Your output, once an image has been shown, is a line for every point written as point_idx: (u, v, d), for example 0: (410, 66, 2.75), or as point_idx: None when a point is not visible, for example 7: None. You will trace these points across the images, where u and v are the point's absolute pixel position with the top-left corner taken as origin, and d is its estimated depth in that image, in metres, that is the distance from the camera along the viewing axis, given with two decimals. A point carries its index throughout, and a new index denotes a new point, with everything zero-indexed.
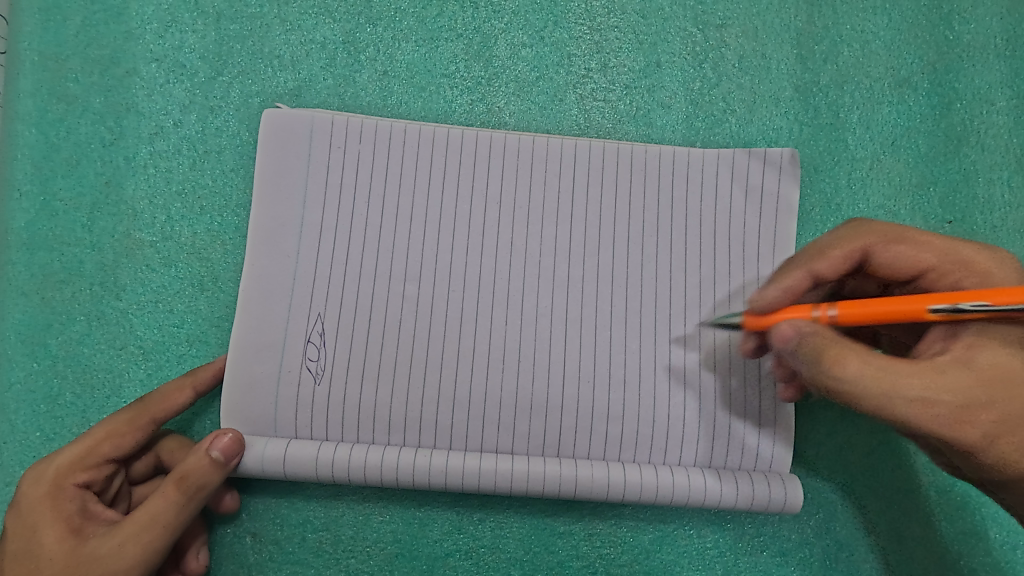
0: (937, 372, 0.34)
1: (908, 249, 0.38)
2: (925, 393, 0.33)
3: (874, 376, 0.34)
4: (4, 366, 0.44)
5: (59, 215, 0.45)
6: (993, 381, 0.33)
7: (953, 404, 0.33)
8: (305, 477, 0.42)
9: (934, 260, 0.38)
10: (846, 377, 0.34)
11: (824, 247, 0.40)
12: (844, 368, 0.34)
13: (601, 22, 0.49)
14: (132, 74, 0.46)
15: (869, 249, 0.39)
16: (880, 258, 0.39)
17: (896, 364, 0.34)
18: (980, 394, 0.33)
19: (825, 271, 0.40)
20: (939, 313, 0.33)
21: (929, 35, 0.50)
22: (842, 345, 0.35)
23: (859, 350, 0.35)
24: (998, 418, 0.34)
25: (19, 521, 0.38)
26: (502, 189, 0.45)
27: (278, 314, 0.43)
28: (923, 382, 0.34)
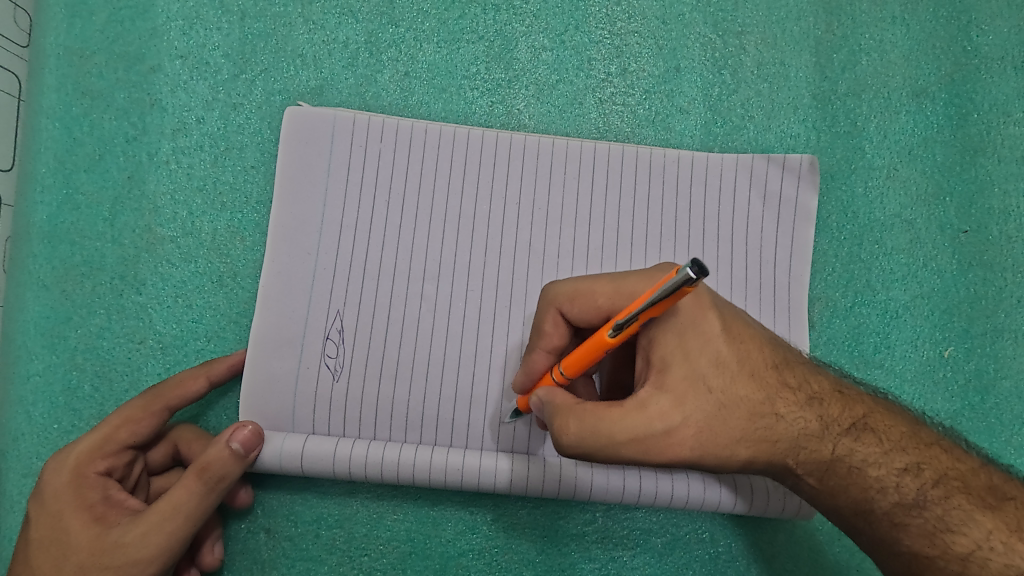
0: (642, 411, 0.33)
1: (586, 293, 0.37)
2: (635, 434, 0.33)
3: (589, 429, 0.34)
4: (24, 357, 0.44)
5: (80, 209, 0.46)
6: (681, 394, 0.34)
7: (674, 429, 0.33)
8: (322, 474, 0.42)
9: (608, 304, 0.36)
10: (574, 437, 0.34)
11: (537, 323, 0.39)
12: (568, 427, 0.34)
13: (621, 27, 0.49)
14: (156, 70, 0.47)
15: (561, 310, 0.38)
16: (576, 317, 0.37)
17: (606, 414, 0.33)
18: (680, 417, 0.33)
19: (558, 343, 0.38)
20: (613, 331, 0.34)
21: (948, 45, 0.50)
22: (568, 412, 0.35)
23: (578, 408, 0.34)
24: (697, 430, 0.34)
25: (43, 509, 0.38)
26: (521, 190, 0.45)
27: (297, 310, 0.43)
28: (633, 424, 0.33)
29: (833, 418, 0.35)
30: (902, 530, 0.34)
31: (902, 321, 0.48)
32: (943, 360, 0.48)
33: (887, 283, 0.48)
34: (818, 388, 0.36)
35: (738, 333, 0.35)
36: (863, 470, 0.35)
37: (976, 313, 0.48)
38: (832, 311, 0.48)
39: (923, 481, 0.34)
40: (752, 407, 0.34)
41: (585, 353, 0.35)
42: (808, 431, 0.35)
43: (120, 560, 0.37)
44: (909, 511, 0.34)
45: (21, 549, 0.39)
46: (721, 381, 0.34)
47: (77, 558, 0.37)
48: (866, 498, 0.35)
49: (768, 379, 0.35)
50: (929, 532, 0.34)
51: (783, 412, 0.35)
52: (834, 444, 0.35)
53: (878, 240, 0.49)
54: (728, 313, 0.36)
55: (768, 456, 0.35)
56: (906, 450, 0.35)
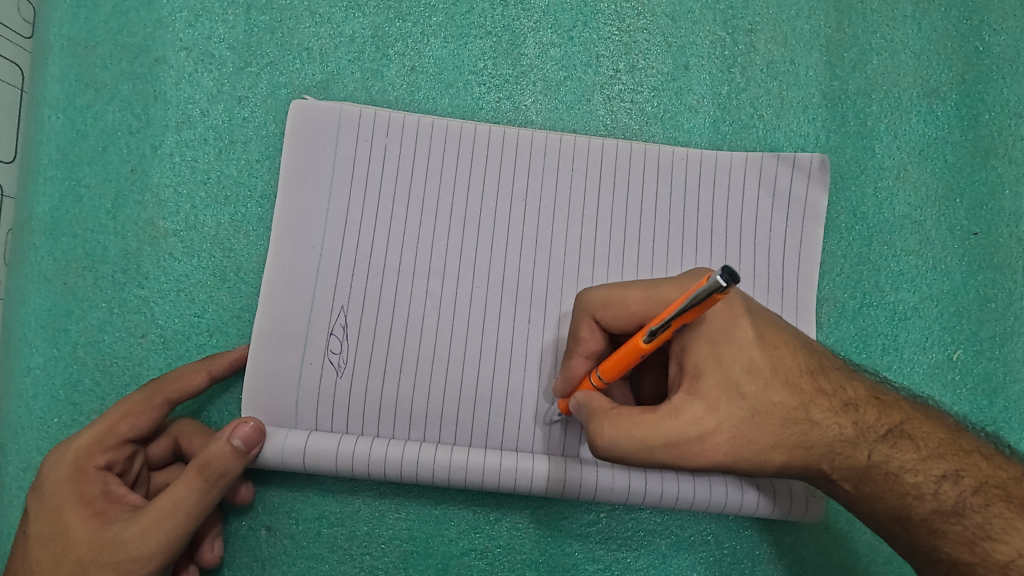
0: (676, 417, 0.35)
1: (619, 299, 0.38)
2: (669, 438, 0.34)
3: (626, 434, 0.35)
4: (24, 350, 0.44)
5: (83, 201, 0.45)
6: (715, 400, 0.35)
7: (707, 435, 0.35)
8: (325, 470, 0.41)
9: (640, 311, 0.37)
10: (610, 442, 0.35)
11: (573, 330, 0.40)
12: (602, 431, 0.35)
13: (630, 23, 0.49)
14: (161, 62, 0.46)
15: (596, 317, 0.39)
16: (610, 324, 0.38)
17: (642, 419, 0.35)
18: (714, 423, 0.35)
19: (596, 348, 0.39)
20: (647, 336, 0.34)
21: (960, 45, 0.49)
22: (603, 416, 0.36)
23: (613, 413, 0.36)
24: (729, 436, 0.35)
25: (42, 504, 0.38)
26: (527, 186, 0.45)
27: (301, 305, 0.43)
28: (667, 429, 0.34)
29: (870, 425, 0.36)
30: (941, 537, 0.35)
31: (911, 323, 0.48)
32: (952, 363, 0.47)
33: (897, 284, 0.48)
34: (853, 394, 0.37)
35: (772, 341, 0.36)
36: (900, 476, 0.36)
37: (986, 316, 0.48)
38: (840, 313, 0.48)
39: (963, 488, 0.35)
40: (786, 413, 0.36)
41: (621, 359, 0.36)
42: (844, 437, 0.36)
43: (120, 556, 0.36)
44: (948, 518, 0.35)
45: (20, 545, 0.38)
46: (754, 387, 0.35)
47: (76, 554, 0.37)
48: (904, 503, 0.36)
49: (803, 386, 0.36)
50: (969, 538, 0.34)
51: (818, 418, 0.36)
52: (869, 449, 0.36)
53: (887, 241, 0.48)
54: (761, 321, 0.37)
55: (802, 460, 0.36)
56: (945, 457, 0.36)
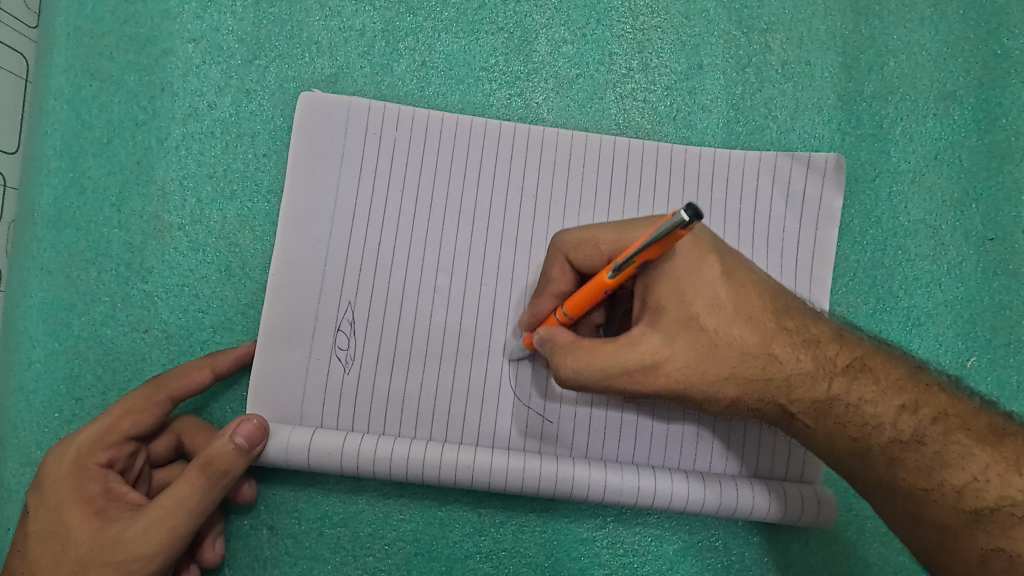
0: (633, 347, 0.35)
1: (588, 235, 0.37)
2: (625, 368, 0.35)
3: (585, 363, 0.35)
4: (26, 344, 0.43)
5: (87, 193, 0.45)
6: (673, 333, 0.35)
7: (662, 362, 0.35)
8: (329, 469, 0.41)
9: (609, 250, 0.37)
10: (570, 372, 0.36)
11: (545, 270, 0.39)
12: (565, 364, 0.36)
13: (643, 21, 0.48)
14: (168, 54, 0.46)
15: (568, 256, 0.38)
16: (582, 265, 0.38)
17: (600, 350, 0.35)
18: (670, 353, 0.35)
19: (565, 288, 0.39)
20: (612, 272, 0.35)
21: (977, 49, 0.49)
22: (565, 349, 0.36)
23: (574, 345, 0.36)
24: (683, 365, 0.35)
25: (41, 501, 0.37)
26: (538, 183, 0.44)
27: (307, 300, 0.42)
28: (624, 358, 0.35)
29: (832, 361, 0.36)
30: (900, 466, 0.35)
31: (925, 329, 0.47)
32: (965, 370, 0.47)
33: (910, 289, 0.47)
34: (818, 333, 0.37)
35: (739, 278, 0.36)
36: (858, 407, 0.36)
37: (1001, 323, 0.47)
38: (853, 318, 0.47)
39: (921, 419, 0.35)
40: (744, 346, 0.36)
41: (587, 296, 0.36)
42: (803, 371, 0.36)
43: (121, 556, 0.36)
44: (905, 447, 0.35)
45: (18, 542, 0.37)
46: (714, 321, 0.35)
47: (76, 552, 0.36)
48: (863, 432, 0.36)
49: (765, 323, 0.36)
50: (924, 465, 0.34)
51: (779, 352, 0.36)
52: (829, 385, 0.36)
53: (901, 245, 0.48)
54: (730, 261, 0.36)
55: (758, 392, 0.36)
56: (904, 389, 0.36)
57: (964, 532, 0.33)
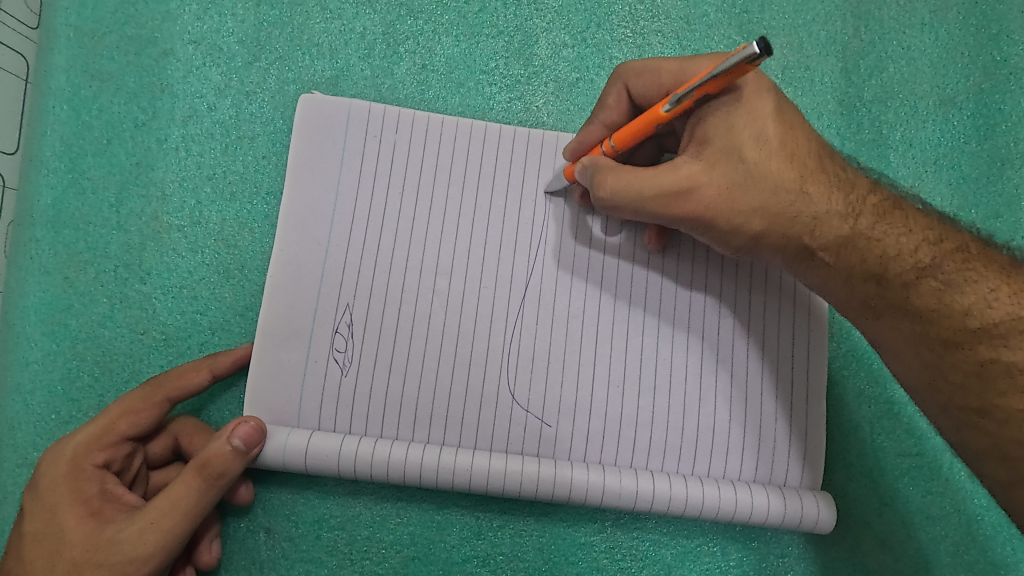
0: (674, 171, 0.37)
1: (652, 77, 0.40)
2: (663, 187, 0.37)
3: (625, 183, 0.37)
4: (23, 345, 0.43)
5: (86, 194, 0.44)
6: (714, 160, 0.37)
7: (698, 187, 0.37)
8: (326, 471, 0.41)
9: (671, 83, 0.39)
10: (609, 191, 0.38)
11: (602, 98, 0.42)
12: (605, 183, 0.38)
13: (644, 25, 0.48)
14: (169, 55, 0.46)
15: (627, 85, 0.41)
16: (638, 94, 0.40)
17: (643, 171, 0.37)
18: (707, 179, 0.37)
19: (616, 117, 0.41)
20: (668, 105, 0.36)
21: (977, 55, 0.49)
22: (608, 170, 0.38)
23: (618, 167, 0.38)
24: (718, 191, 0.37)
25: (37, 502, 0.37)
26: (537, 185, 0.44)
27: (306, 302, 0.42)
28: (664, 181, 0.37)
29: (862, 199, 0.38)
30: (914, 289, 0.37)
31: None
32: None
33: None
34: (853, 178, 0.38)
35: (787, 120, 0.37)
36: (881, 240, 0.37)
37: None
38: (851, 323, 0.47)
39: (942, 249, 0.37)
40: (778, 181, 0.37)
41: (639, 126, 0.38)
42: (834, 210, 0.37)
43: (116, 557, 0.36)
44: (923, 272, 0.37)
45: (13, 543, 0.37)
46: (756, 155, 0.37)
47: (71, 554, 0.36)
48: (882, 262, 0.37)
49: (805, 162, 0.37)
50: (937, 287, 0.37)
51: (812, 191, 0.37)
52: (856, 221, 0.37)
53: None
54: (783, 104, 0.37)
55: (782, 229, 0.37)
56: (929, 226, 0.38)
57: (968, 345, 0.36)
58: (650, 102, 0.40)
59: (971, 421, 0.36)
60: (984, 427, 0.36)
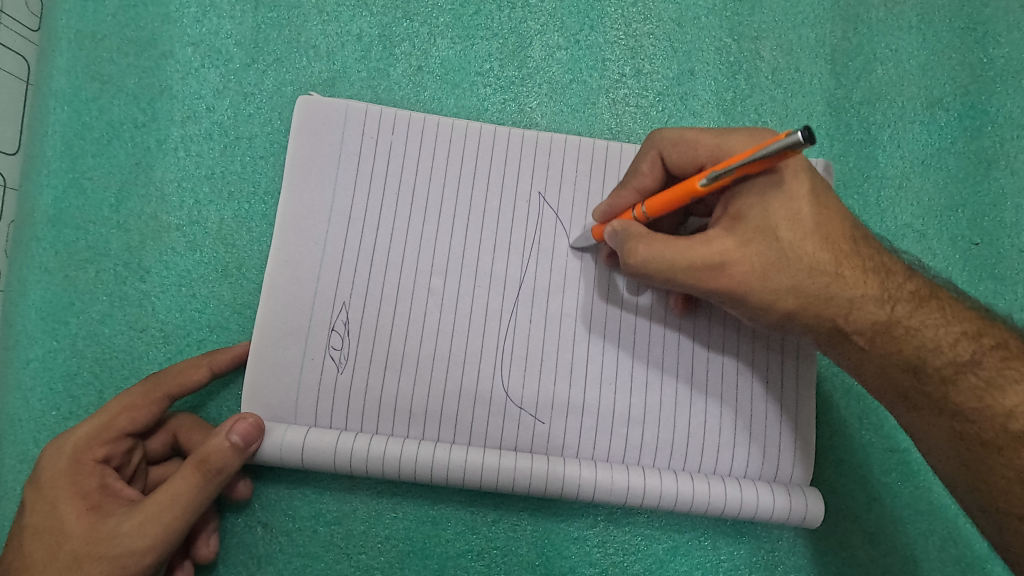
0: (707, 245, 0.36)
1: (688, 147, 0.39)
2: (694, 262, 0.36)
3: (656, 253, 0.37)
4: (23, 342, 0.44)
5: (86, 193, 0.45)
6: (747, 238, 0.36)
7: (729, 263, 0.36)
8: (323, 467, 0.41)
9: (706, 156, 0.39)
10: (640, 260, 0.37)
11: (635, 165, 0.41)
12: (636, 251, 0.37)
13: (636, 28, 0.49)
14: (168, 57, 0.46)
15: (661, 153, 0.40)
16: (673, 162, 0.40)
17: (675, 242, 0.37)
18: (740, 255, 0.36)
19: (649, 184, 0.41)
20: (706, 180, 0.36)
21: (964, 57, 0.50)
22: (639, 238, 0.38)
23: (650, 235, 0.38)
24: (750, 268, 0.36)
25: (38, 496, 0.38)
26: (531, 186, 0.45)
27: (303, 300, 0.43)
28: (696, 254, 0.36)
29: (899, 287, 0.37)
30: (953, 386, 0.36)
31: None
32: None
33: None
34: (889, 264, 0.37)
35: (823, 201, 0.37)
36: (920, 331, 0.37)
37: None
38: None
39: (981, 345, 0.36)
40: (813, 263, 0.36)
41: (672, 196, 0.38)
42: (870, 294, 0.37)
43: (116, 550, 0.36)
44: (961, 368, 0.36)
45: (14, 536, 0.38)
46: (791, 234, 0.36)
47: (71, 546, 0.36)
48: (918, 353, 0.37)
49: (841, 245, 0.37)
50: (978, 386, 0.36)
51: (847, 273, 0.36)
52: (893, 308, 0.37)
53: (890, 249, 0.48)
54: (821, 186, 0.37)
55: (816, 310, 0.37)
56: (966, 320, 0.37)
57: (1011, 449, 0.35)
58: (683, 172, 0.40)
59: (1010, 525, 0.35)
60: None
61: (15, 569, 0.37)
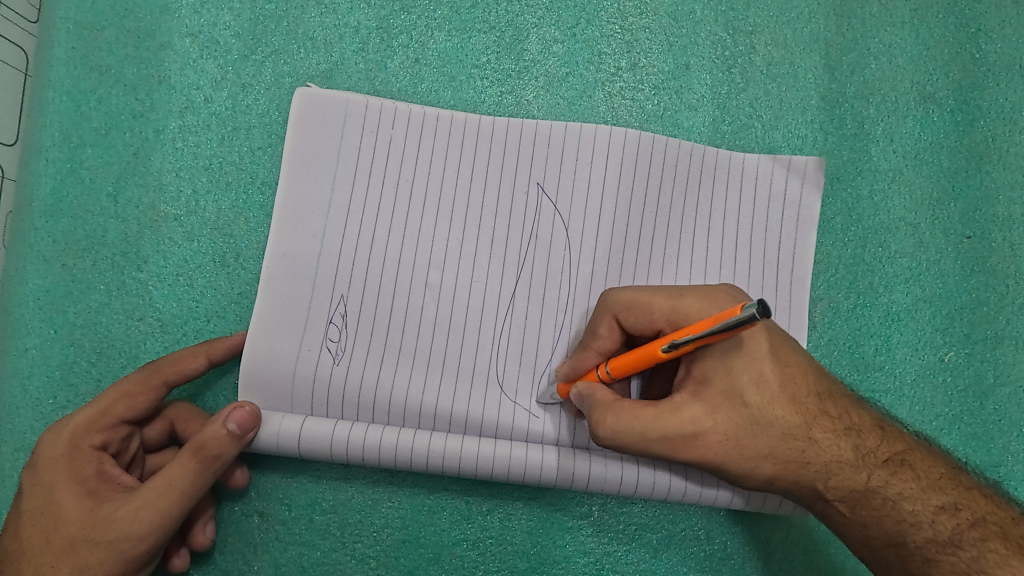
0: (677, 414, 0.37)
1: (643, 310, 0.39)
2: (665, 433, 0.37)
3: (625, 424, 0.37)
4: (22, 330, 0.44)
5: (84, 183, 0.45)
6: (716, 406, 0.37)
7: (703, 432, 0.37)
8: (319, 455, 0.41)
9: (662, 319, 0.39)
10: (608, 431, 0.38)
11: (592, 326, 0.41)
12: (604, 422, 0.38)
13: (632, 22, 0.49)
14: (167, 48, 0.47)
15: (617, 316, 0.40)
16: (630, 326, 0.40)
17: (642, 414, 0.37)
18: (711, 423, 0.37)
19: (611, 346, 0.40)
20: (667, 347, 0.36)
21: (956, 53, 0.50)
22: (606, 407, 0.38)
23: (615, 404, 0.38)
24: (724, 437, 0.37)
25: (34, 481, 0.38)
26: (530, 177, 0.45)
27: (300, 290, 0.43)
28: (666, 425, 0.37)
29: (874, 454, 0.38)
30: (935, 566, 0.36)
31: (904, 324, 0.48)
32: (943, 365, 0.48)
33: (890, 286, 0.48)
34: (861, 423, 0.39)
35: (784, 358, 0.38)
36: (898, 502, 0.37)
37: (978, 319, 0.48)
38: (834, 312, 0.48)
39: (959, 521, 0.36)
40: (784, 429, 0.38)
41: (635, 361, 0.38)
42: (842, 459, 0.38)
43: (113, 535, 0.37)
44: (941, 548, 0.36)
45: (11, 521, 0.38)
46: (757, 398, 0.37)
47: (68, 532, 0.37)
48: (899, 529, 0.37)
49: (809, 405, 0.38)
50: (960, 569, 0.35)
51: (818, 438, 0.38)
52: (869, 476, 0.38)
53: (882, 242, 0.49)
54: (780, 347, 0.38)
55: (794, 474, 0.38)
56: (944, 492, 0.37)
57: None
58: (642, 334, 0.40)
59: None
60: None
61: (12, 555, 0.37)
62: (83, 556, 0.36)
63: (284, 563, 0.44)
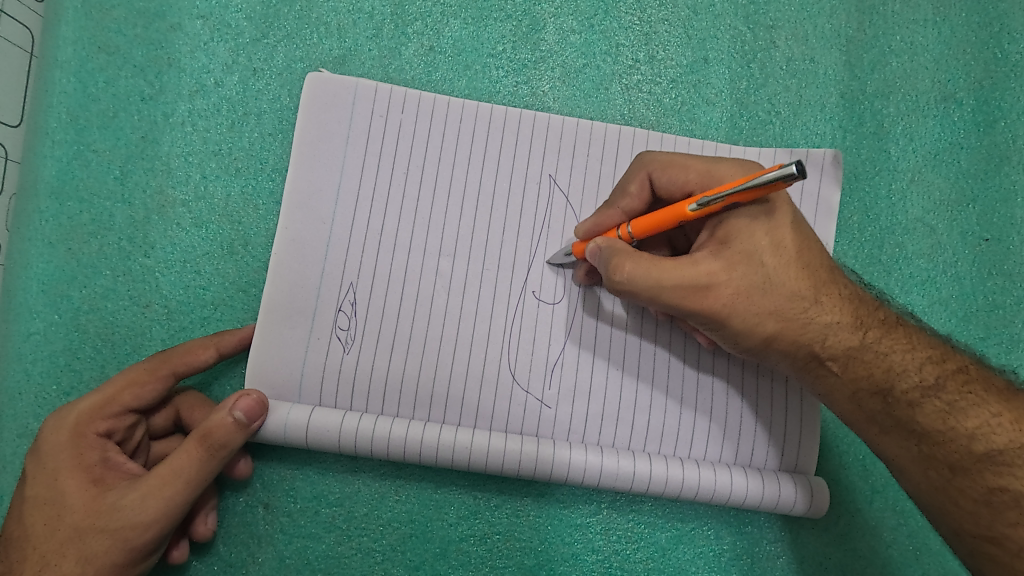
0: (694, 266, 0.36)
1: (678, 172, 0.39)
2: (682, 281, 0.36)
3: (645, 269, 0.36)
4: (25, 315, 0.43)
5: (91, 166, 0.45)
6: (735, 261, 0.36)
7: (717, 285, 0.36)
8: (328, 447, 0.41)
9: (696, 181, 0.39)
10: (625, 276, 0.36)
11: (622, 185, 0.41)
12: (623, 267, 0.36)
13: (651, 14, 0.49)
14: (177, 29, 0.46)
15: (650, 175, 0.40)
16: (661, 185, 0.40)
17: (662, 262, 0.36)
18: (726, 278, 0.36)
19: (636, 206, 0.40)
20: (696, 206, 0.36)
21: (978, 52, 0.49)
22: (626, 255, 0.37)
23: (636, 253, 0.37)
24: (735, 291, 0.36)
25: (39, 468, 0.38)
26: (542, 167, 0.45)
27: (310, 279, 0.42)
28: (684, 275, 0.36)
29: (870, 314, 0.39)
30: (918, 408, 0.37)
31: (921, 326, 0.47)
32: None
33: (907, 287, 0.48)
34: (862, 296, 0.39)
35: (804, 232, 0.38)
36: (887, 355, 0.38)
37: (994, 323, 0.48)
38: None
39: (944, 369, 0.37)
40: (792, 290, 0.37)
41: (661, 219, 0.38)
42: (841, 321, 0.38)
43: (117, 523, 0.36)
44: (926, 392, 0.37)
45: (14, 508, 0.37)
46: (775, 260, 0.37)
47: (71, 519, 0.36)
48: (887, 377, 0.38)
49: (818, 272, 0.38)
50: (942, 409, 0.37)
51: (824, 300, 0.38)
52: (864, 334, 0.38)
53: (898, 242, 0.48)
54: (802, 220, 0.38)
55: (792, 334, 0.38)
56: (931, 345, 0.38)
57: (974, 470, 0.36)
58: (671, 194, 0.40)
59: (983, 549, 0.36)
60: (996, 555, 0.35)
61: (15, 541, 0.37)
62: (87, 544, 0.36)
63: (289, 556, 0.43)
